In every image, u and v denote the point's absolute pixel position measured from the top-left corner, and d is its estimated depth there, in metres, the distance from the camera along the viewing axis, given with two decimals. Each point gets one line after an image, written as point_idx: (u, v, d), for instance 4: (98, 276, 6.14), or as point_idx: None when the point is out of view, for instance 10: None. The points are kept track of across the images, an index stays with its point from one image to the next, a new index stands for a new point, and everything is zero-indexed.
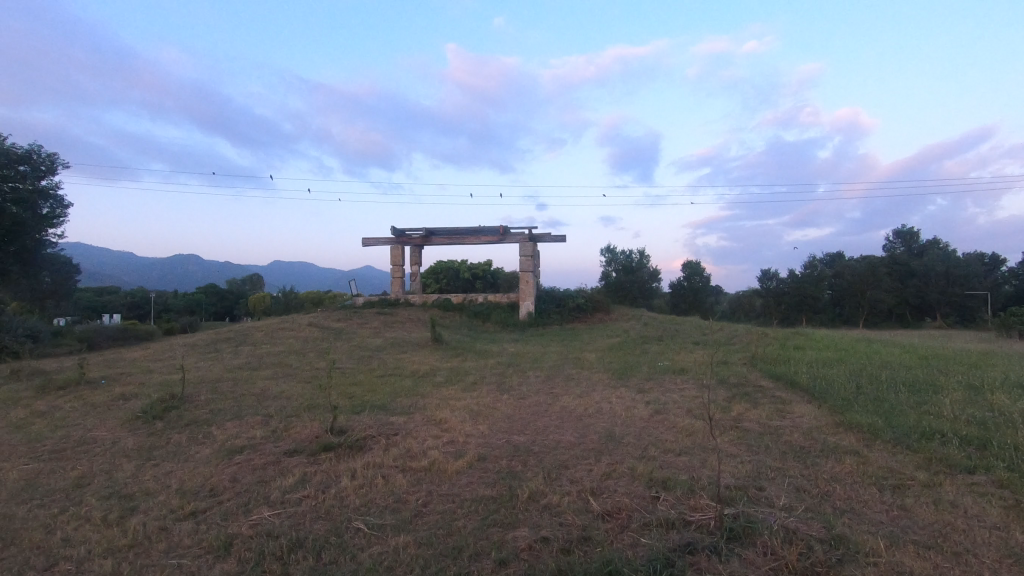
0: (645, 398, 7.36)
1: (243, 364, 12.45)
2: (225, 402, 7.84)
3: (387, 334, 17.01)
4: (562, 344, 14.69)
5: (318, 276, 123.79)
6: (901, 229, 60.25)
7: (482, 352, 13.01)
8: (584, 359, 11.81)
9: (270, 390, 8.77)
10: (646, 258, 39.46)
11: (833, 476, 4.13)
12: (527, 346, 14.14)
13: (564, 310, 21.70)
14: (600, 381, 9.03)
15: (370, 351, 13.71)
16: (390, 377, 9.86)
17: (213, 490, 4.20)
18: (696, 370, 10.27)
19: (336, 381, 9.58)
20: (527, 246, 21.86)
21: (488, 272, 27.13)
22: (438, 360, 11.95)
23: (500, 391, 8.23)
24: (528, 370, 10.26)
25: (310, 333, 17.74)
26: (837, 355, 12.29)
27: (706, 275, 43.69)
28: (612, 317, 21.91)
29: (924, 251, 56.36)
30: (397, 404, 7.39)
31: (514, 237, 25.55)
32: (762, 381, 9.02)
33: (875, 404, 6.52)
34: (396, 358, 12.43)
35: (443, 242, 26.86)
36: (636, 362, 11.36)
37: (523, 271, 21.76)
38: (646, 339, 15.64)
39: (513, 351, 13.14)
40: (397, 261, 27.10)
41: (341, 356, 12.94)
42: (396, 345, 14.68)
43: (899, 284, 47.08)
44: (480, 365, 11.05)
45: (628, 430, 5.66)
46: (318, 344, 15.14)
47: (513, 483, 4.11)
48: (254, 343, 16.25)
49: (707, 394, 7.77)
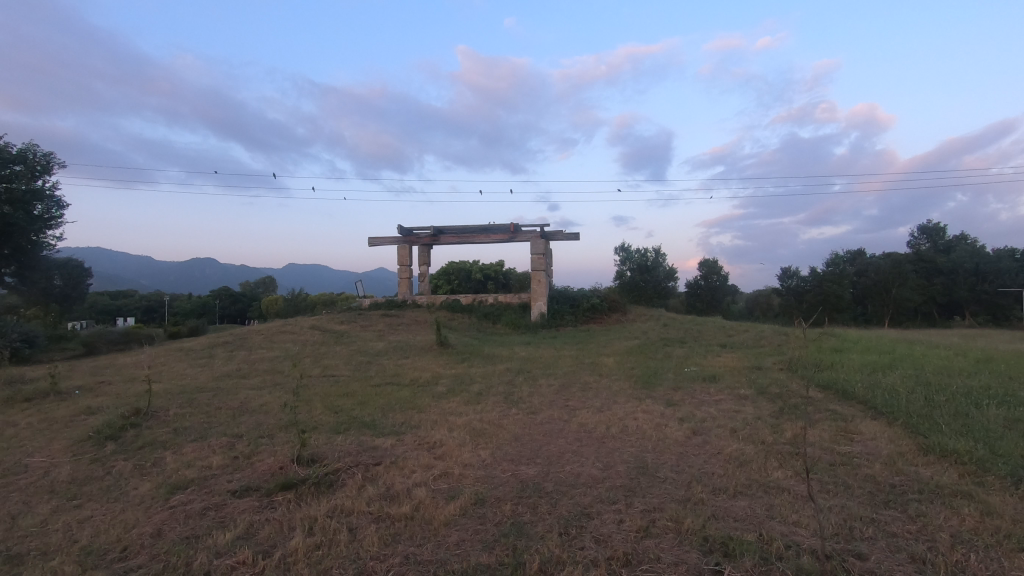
0: (677, 413, 6.28)
1: (232, 371, 11.53)
2: (194, 418, 6.89)
3: (391, 338, 16.07)
4: (578, 347, 13.62)
5: (331, 278, 123.92)
6: (926, 224, 58.13)
7: (490, 358, 11.95)
8: (600, 365, 10.73)
9: (250, 403, 7.81)
10: (662, 256, 38.14)
11: (956, 537, 3.03)
12: (540, 350, 13.07)
13: (578, 311, 20.62)
14: (622, 391, 7.96)
15: (369, 356, 12.74)
16: (386, 387, 8.86)
17: (126, 551, 3.21)
18: (728, 377, 9.14)
19: (326, 391, 8.60)
20: (539, 244, 20.73)
21: (499, 272, 26.11)
22: (443, 366, 10.94)
23: (508, 403, 7.18)
24: (540, 378, 9.20)
25: (311, 337, 16.85)
26: (884, 358, 11.06)
27: (724, 274, 42.25)
28: (629, 318, 20.77)
29: (951, 247, 54.30)
30: (388, 421, 6.37)
31: (525, 234, 24.47)
32: (808, 390, 7.88)
33: (961, 423, 5.38)
34: (397, 365, 11.43)
35: (452, 241, 25.88)
36: (660, 367, 10.24)
37: (535, 271, 20.69)
38: (668, 341, 14.51)
39: (525, 356, 12.08)
40: (404, 261, 26.18)
41: (338, 362, 11.98)
42: (399, 349, 13.68)
43: (926, 281, 45.28)
44: (487, 372, 10.01)
45: (662, 459, 4.60)
46: (317, 349, 14.22)
47: (519, 543, 3.09)
48: (250, 348, 15.37)
49: (749, 407, 6.66)
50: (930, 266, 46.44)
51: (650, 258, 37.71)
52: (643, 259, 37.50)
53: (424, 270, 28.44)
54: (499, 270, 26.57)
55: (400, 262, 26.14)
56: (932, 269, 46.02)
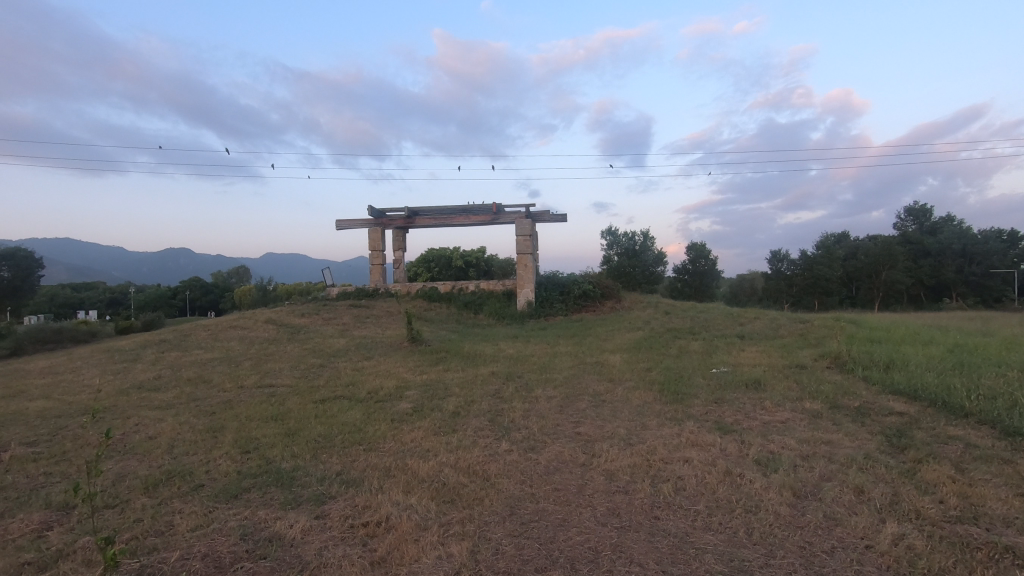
0: (747, 451, 4.27)
1: (149, 380, 9.23)
2: (32, 468, 4.67)
3: (357, 333, 13.86)
4: (575, 342, 11.60)
5: (307, 267, 120.30)
6: (913, 205, 57.35)
7: (471, 358, 9.83)
8: (608, 366, 8.72)
9: (136, 434, 5.62)
10: (650, 240, 36.33)
11: None
12: (531, 347, 11.00)
13: (568, 299, 18.59)
14: (648, 408, 5.93)
15: (325, 357, 10.52)
16: (332, 404, 6.70)
17: None
18: (776, 381, 7.19)
19: (250, 412, 6.41)
20: (525, 225, 18.54)
21: (481, 258, 23.95)
22: (413, 370, 8.79)
23: (496, 435, 5.09)
24: (537, 387, 7.11)
25: (263, 333, 14.52)
26: (943, 352, 9.23)
27: (712, 257, 40.57)
28: (624, 306, 18.81)
29: (937, 229, 53.43)
30: (317, 470, 4.24)
31: (509, 215, 22.29)
32: (895, 403, 5.93)
33: None
34: (355, 369, 9.24)
35: (429, 224, 23.58)
36: (684, 368, 8.24)
37: (521, 254, 18.54)
38: (678, 333, 12.56)
39: (514, 356, 10.00)
40: (376, 247, 23.82)
41: (284, 366, 9.77)
42: (363, 348, 11.47)
43: (914, 263, 44.27)
44: (468, 379, 7.89)
45: (778, 571, 2.57)
46: (264, 348, 11.94)
47: None
48: (186, 348, 12.99)
49: (839, 436, 4.68)
50: (918, 248, 45.39)
51: (638, 242, 35.86)
52: (630, 243, 35.67)
53: (400, 256, 26.15)
54: (481, 256, 24.42)
55: (372, 247, 23.77)
56: (920, 251, 44.97)
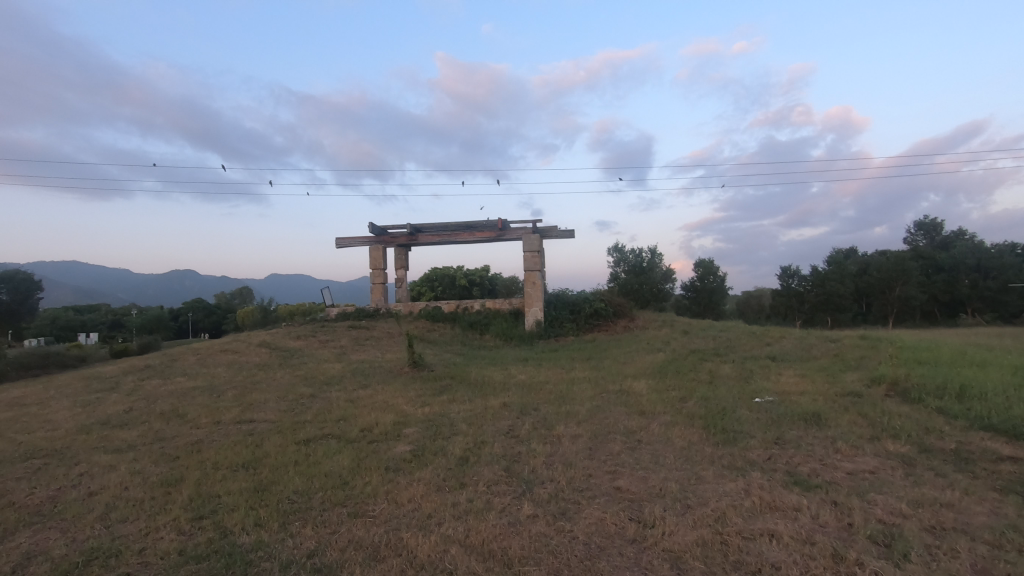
0: (849, 524, 3.25)
1: (117, 413, 8.23)
2: None
3: (354, 357, 12.87)
4: (592, 366, 10.58)
5: (310, 288, 119.84)
6: (924, 220, 56.42)
7: (479, 385, 8.83)
8: (634, 395, 7.70)
9: (73, 491, 4.60)
10: (658, 257, 35.44)
11: None
12: (544, 372, 9.99)
13: (579, 318, 17.59)
14: (696, 453, 4.91)
15: (317, 385, 9.52)
16: (318, 446, 5.69)
17: None
18: (837, 414, 6.16)
19: (219, 458, 5.40)
20: (533, 241, 17.61)
21: (486, 277, 23.05)
22: (414, 402, 7.78)
23: (515, 493, 4.07)
24: (557, 423, 6.09)
25: (254, 358, 13.52)
26: (1011, 375, 8.18)
27: (721, 274, 39.59)
28: (638, 325, 17.82)
29: (949, 244, 52.22)
30: (285, 550, 3.24)
31: (515, 231, 21.39)
32: (996, 443, 4.89)
33: None
34: (350, 399, 8.24)
35: (432, 241, 22.70)
36: (723, 397, 7.22)
37: (529, 272, 17.58)
38: (703, 356, 11.53)
39: (526, 383, 8.99)
40: (377, 265, 22.92)
41: (271, 396, 8.77)
42: (360, 374, 10.46)
43: (927, 279, 43.19)
44: (477, 413, 6.86)
45: None
46: (252, 375, 10.93)
47: None
48: (169, 375, 11.99)
49: (958, 495, 3.66)
50: (931, 263, 44.24)
51: (645, 260, 34.97)
52: (638, 260, 34.76)
53: (402, 275, 25.25)
54: (486, 274, 23.50)
55: (372, 266, 22.87)
56: (933, 266, 43.79)
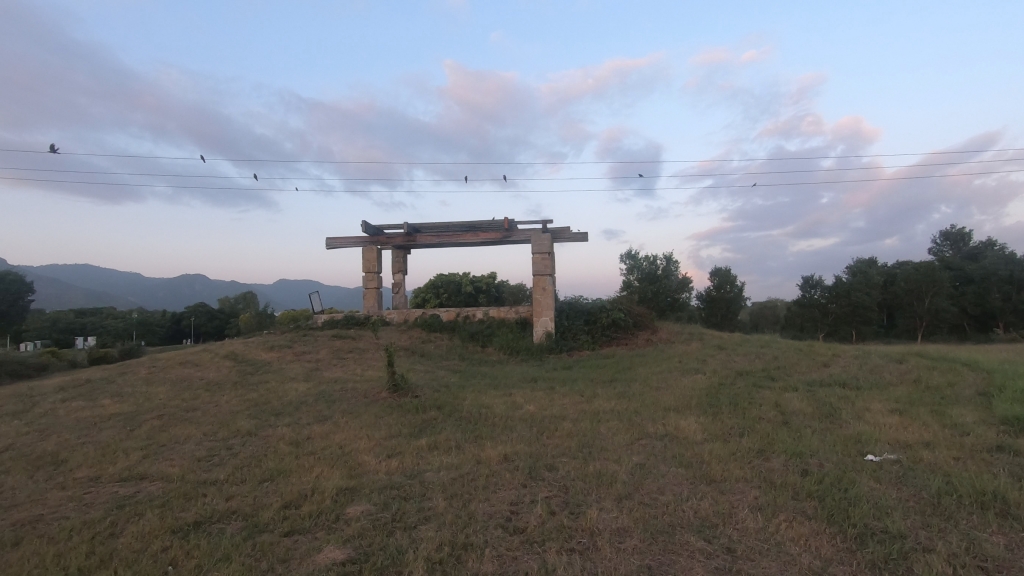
0: None
1: None
2: None
3: (328, 375, 10.73)
4: (619, 393, 8.37)
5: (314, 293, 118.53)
6: (950, 229, 53.76)
7: (473, 422, 6.65)
8: (688, 445, 5.49)
9: None
10: (673, 264, 33.23)
11: None
12: (559, 402, 7.78)
13: (594, 330, 15.41)
14: None
15: (264, 416, 7.36)
16: (200, 543, 3.51)
17: None
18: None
19: (23, 569, 3.24)
20: (543, 241, 15.40)
21: (492, 284, 20.98)
22: (379, 449, 5.60)
23: None
24: (587, 506, 3.88)
25: (211, 374, 11.39)
26: None
27: (739, 283, 37.31)
28: (662, 338, 15.59)
29: (977, 254, 49.24)
30: None
31: (523, 232, 19.22)
32: None
33: None
34: (296, 442, 6.06)
35: (432, 242, 20.58)
36: (822, 454, 5.00)
37: (538, 276, 15.40)
38: (756, 380, 9.28)
39: (536, 419, 6.80)
40: (370, 268, 20.79)
41: (197, 432, 6.60)
42: (325, 400, 8.29)
43: (956, 291, 40.36)
44: (464, 475, 4.68)
45: None
46: (194, 398, 8.80)
47: None
48: (100, 394, 9.88)
49: None
50: (961, 274, 41.48)
51: (660, 267, 32.74)
52: (652, 268, 32.52)
53: (399, 280, 23.14)
54: (492, 281, 21.38)
55: (366, 268, 20.75)
56: (962, 277, 40.89)
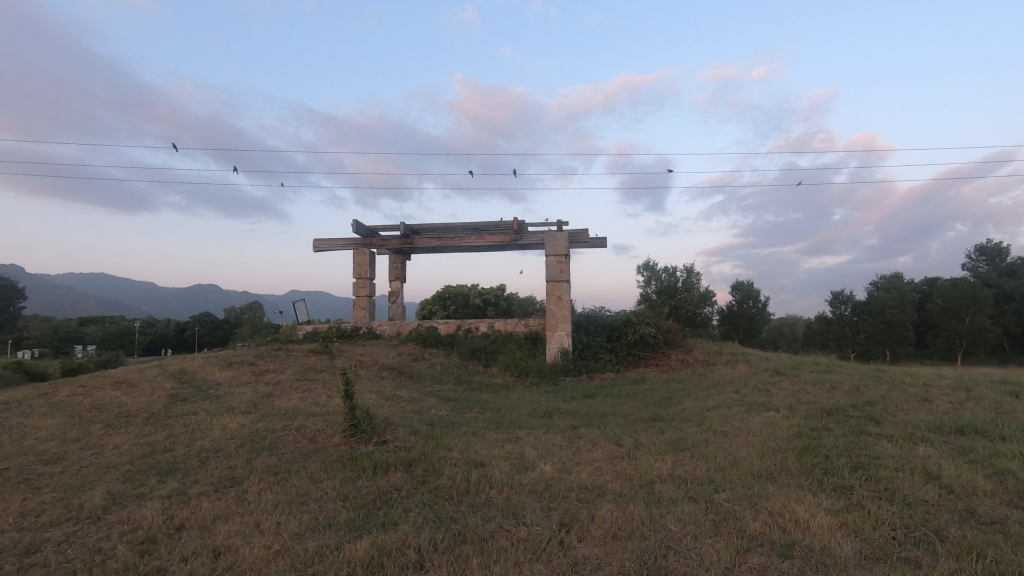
0: None
1: None
2: None
3: (281, 404, 8.24)
4: (674, 444, 5.80)
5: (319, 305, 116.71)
6: (984, 244, 50.43)
7: (457, 502, 4.13)
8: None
9: None
10: (695, 276, 30.56)
11: None
12: (591, 459, 5.24)
13: (619, 348, 12.86)
14: None
15: (146, 476, 4.87)
16: None
17: None
18: None
19: None
20: (559, 242, 12.93)
21: (501, 296, 18.55)
22: (279, 570, 3.11)
23: None
24: None
25: (136, 400, 8.91)
26: None
27: (763, 299, 34.51)
28: (699, 359, 12.99)
29: (1015, 270, 45.77)
30: None
31: (534, 235, 16.75)
32: None
33: None
34: (152, 540, 3.57)
35: (431, 246, 18.17)
36: None
37: (552, 283, 12.89)
38: (858, 424, 6.67)
39: (557, 495, 4.27)
40: (361, 274, 18.34)
41: (10, 509, 4.12)
42: (252, 446, 5.81)
43: (996, 309, 37.07)
44: None
45: None
46: (76, 439, 6.32)
47: None
48: None
49: None
50: (1000, 290, 38.18)
51: (679, 280, 30.08)
52: (671, 280, 29.86)
53: (395, 288, 20.73)
54: (501, 293, 18.98)
55: (356, 274, 18.31)
56: (1001, 294, 37.66)
